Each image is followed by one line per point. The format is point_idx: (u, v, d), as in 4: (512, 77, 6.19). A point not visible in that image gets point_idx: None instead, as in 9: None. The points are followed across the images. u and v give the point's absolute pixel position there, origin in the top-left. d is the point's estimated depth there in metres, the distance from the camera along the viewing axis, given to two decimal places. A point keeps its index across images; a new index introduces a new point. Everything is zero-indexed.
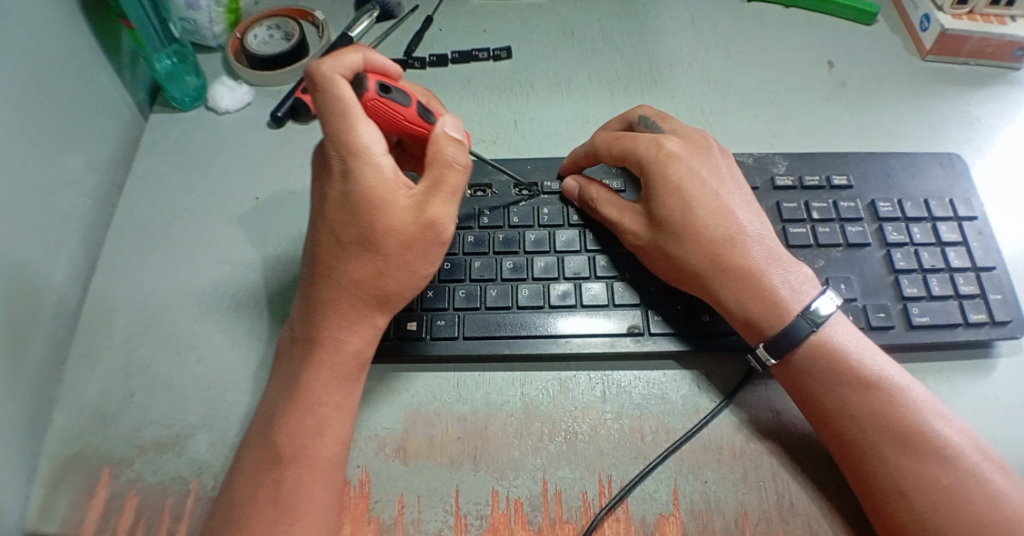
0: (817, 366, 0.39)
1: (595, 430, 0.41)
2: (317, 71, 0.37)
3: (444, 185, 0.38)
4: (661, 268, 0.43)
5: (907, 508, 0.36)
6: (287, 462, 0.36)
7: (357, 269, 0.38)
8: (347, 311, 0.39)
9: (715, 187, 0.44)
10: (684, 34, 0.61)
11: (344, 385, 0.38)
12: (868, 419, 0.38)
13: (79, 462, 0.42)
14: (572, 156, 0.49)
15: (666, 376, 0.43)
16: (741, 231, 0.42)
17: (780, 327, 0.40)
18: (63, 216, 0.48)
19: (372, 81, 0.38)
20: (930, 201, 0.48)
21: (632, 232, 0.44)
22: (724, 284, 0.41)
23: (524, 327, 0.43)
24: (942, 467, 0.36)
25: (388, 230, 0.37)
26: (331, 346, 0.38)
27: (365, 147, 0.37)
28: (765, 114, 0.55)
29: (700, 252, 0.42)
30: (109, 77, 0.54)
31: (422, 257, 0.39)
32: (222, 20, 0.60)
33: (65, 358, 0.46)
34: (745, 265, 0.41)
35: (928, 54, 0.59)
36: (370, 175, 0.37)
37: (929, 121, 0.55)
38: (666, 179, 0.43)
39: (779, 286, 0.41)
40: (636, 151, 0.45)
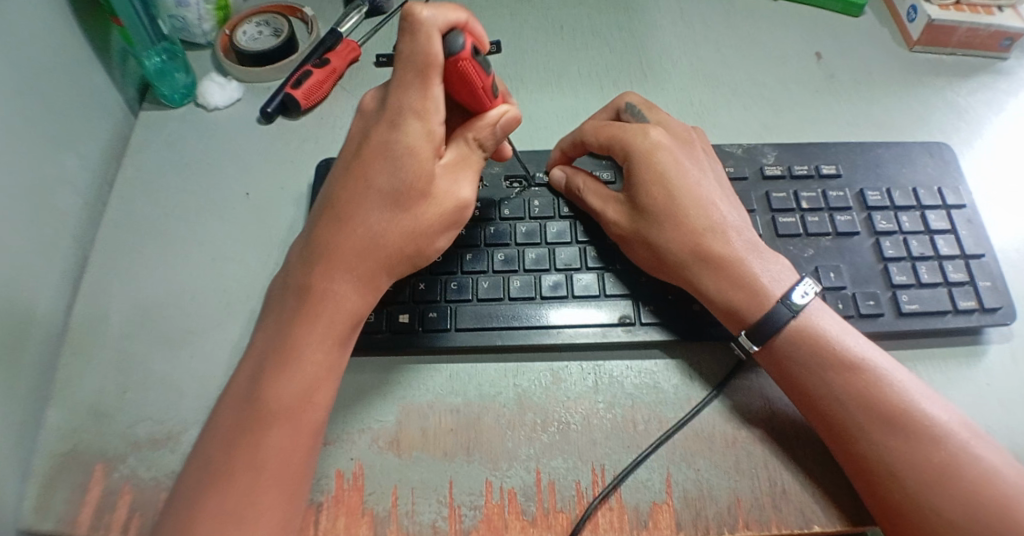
0: (800, 350, 0.40)
1: (587, 420, 0.41)
2: (415, 19, 0.36)
3: (468, 163, 0.42)
4: (641, 256, 0.43)
5: (899, 488, 0.36)
6: (269, 424, 0.36)
7: (371, 220, 0.39)
8: (357, 267, 0.39)
9: (698, 177, 0.44)
10: (675, 27, 0.61)
11: (336, 346, 0.39)
12: (855, 402, 0.38)
13: (73, 459, 0.42)
14: (559, 149, 0.49)
15: (659, 365, 0.43)
16: (722, 221, 0.43)
17: (761, 314, 0.40)
18: (55, 214, 0.47)
19: (468, 42, 0.37)
20: (919, 190, 0.49)
21: (614, 222, 0.44)
22: (704, 274, 0.42)
23: (516, 319, 0.43)
24: (931, 445, 0.37)
25: (414, 192, 0.39)
26: (329, 300, 0.38)
27: (428, 111, 0.38)
28: (755, 106, 0.56)
29: (681, 242, 0.42)
30: (99, 75, 0.53)
31: (438, 228, 0.41)
32: (211, 17, 0.60)
33: (58, 356, 0.46)
34: (727, 254, 0.42)
35: (916, 45, 0.59)
36: (417, 136, 0.38)
37: (917, 112, 0.56)
38: (649, 169, 0.43)
39: (759, 274, 0.41)
40: (621, 140, 0.45)
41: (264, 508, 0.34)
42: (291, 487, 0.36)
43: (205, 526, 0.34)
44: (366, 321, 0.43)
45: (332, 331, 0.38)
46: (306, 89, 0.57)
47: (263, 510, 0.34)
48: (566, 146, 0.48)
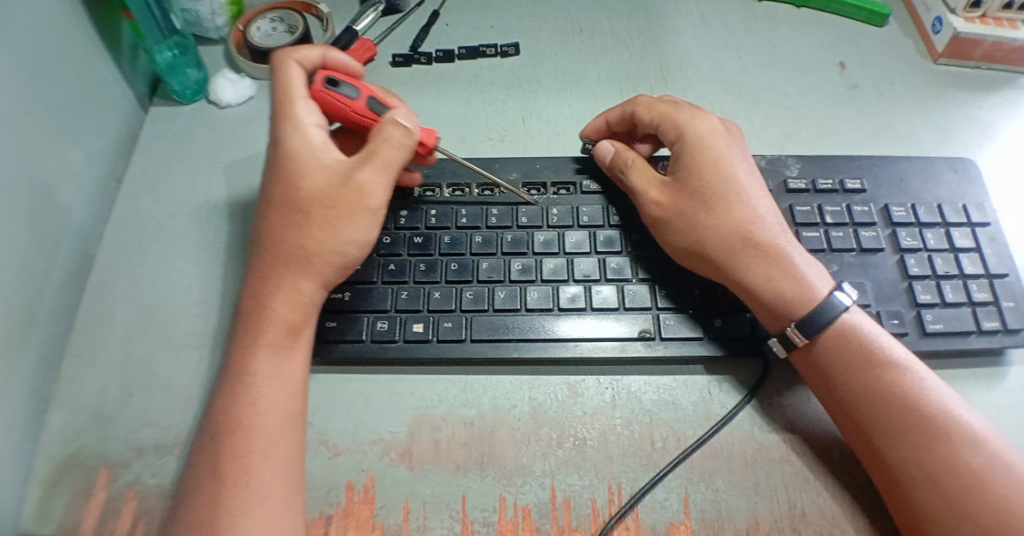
0: (839, 349, 0.39)
1: (604, 436, 0.41)
2: (277, 58, 0.45)
3: (378, 157, 0.42)
4: (680, 237, 0.42)
5: (936, 492, 0.35)
6: (227, 435, 0.36)
7: (280, 233, 0.41)
8: (273, 276, 0.40)
9: (744, 170, 0.43)
10: (696, 32, 0.60)
11: (269, 354, 0.39)
12: (885, 404, 0.37)
13: (76, 464, 0.41)
14: (605, 118, 0.49)
15: (677, 381, 0.42)
16: (767, 212, 0.42)
17: (807, 311, 0.39)
18: (61, 212, 0.46)
19: (320, 75, 0.44)
20: (943, 206, 0.48)
21: (654, 201, 0.43)
22: (747, 262, 0.41)
23: (532, 331, 0.42)
24: (961, 456, 0.36)
25: (308, 199, 0.41)
26: (258, 312, 0.40)
27: (301, 120, 0.43)
28: (778, 115, 0.54)
29: (727, 229, 0.41)
30: (108, 69, 0.52)
31: (351, 221, 0.41)
32: (225, 12, 0.58)
33: (62, 357, 0.45)
34: (773, 244, 0.41)
35: (939, 58, 0.58)
36: (297, 142, 0.42)
37: (941, 125, 0.55)
38: (697, 156, 0.43)
39: (803, 269, 0.40)
40: (674, 118, 0.45)
41: (247, 512, 0.34)
42: (266, 496, 0.35)
43: None
44: (380, 330, 0.42)
45: (270, 340, 0.39)
46: None
47: (243, 516, 0.34)
48: (613, 118, 0.49)
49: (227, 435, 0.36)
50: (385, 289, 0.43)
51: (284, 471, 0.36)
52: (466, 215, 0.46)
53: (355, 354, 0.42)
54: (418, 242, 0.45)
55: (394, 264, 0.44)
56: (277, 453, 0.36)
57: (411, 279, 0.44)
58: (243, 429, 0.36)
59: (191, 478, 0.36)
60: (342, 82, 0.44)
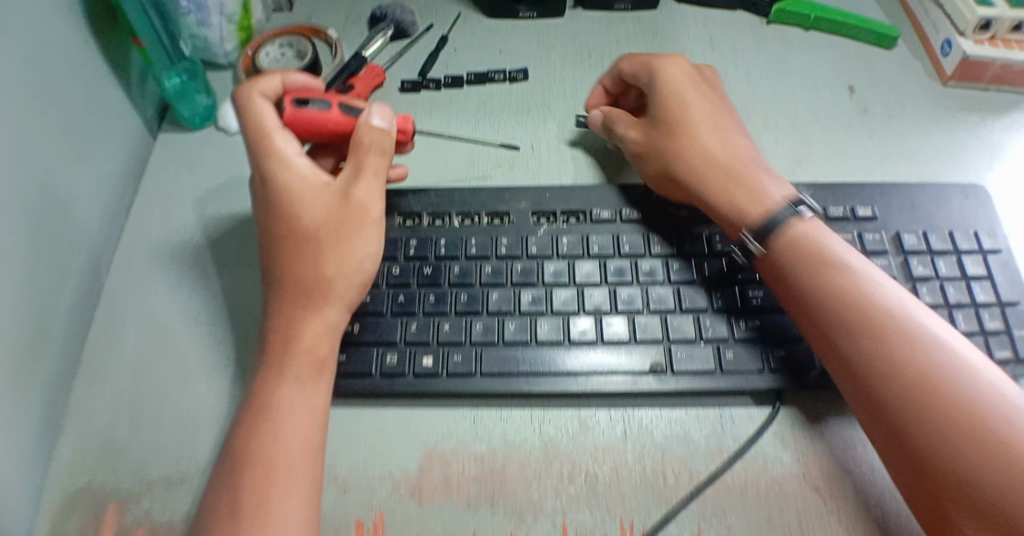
0: (824, 291, 0.40)
1: (616, 471, 0.40)
2: (240, 96, 0.46)
3: (366, 168, 0.44)
4: (649, 171, 0.48)
5: (930, 436, 0.35)
6: (248, 471, 0.36)
7: (297, 264, 0.41)
8: (293, 308, 0.41)
9: (715, 115, 0.49)
10: (705, 55, 0.60)
11: (292, 385, 0.39)
12: (881, 355, 0.37)
13: (85, 498, 0.41)
14: (600, 85, 0.55)
15: (689, 414, 0.42)
16: (733, 152, 0.47)
17: (778, 234, 0.43)
18: (70, 241, 0.47)
19: (287, 101, 0.45)
20: (955, 233, 0.47)
21: (635, 139, 0.50)
22: (704, 168, 0.46)
23: (543, 364, 0.42)
24: (968, 406, 0.35)
25: (315, 226, 0.42)
26: (280, 346, 0.40)
27: (282, 153, 0.44)
28: (788, 139, 0.54)
29: (691, 160, 0.46)
30: (117, 97, 0.53)
31: (359, 235, 0.43)
32: (233, 38, 0.58)
33: (71, 388, 0.45)
34: (737, 177, 0.46)
35: (949, 80, 0.58)
36: (285, 174, 0.43)
37: (951, 149, 0.54)
38: (665, 96, 0.50)
39: (759, 183, 0.45)
40: (648, 68, 0.51)
41: None
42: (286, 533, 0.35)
43: None
44: (390, 363, 0.42)
45: (295, 372, 0.39)
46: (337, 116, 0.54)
47: None
48: (609, 84, 0.54)
49: (244, 472, 0.36)
50: (394, 321, 0.43)
51: (305, 506, 0.36)
52: (475, 245, 0.46)
53: (365, 388, 0.42)
54: (427, 273, 0.45)
55: (403, 295, 0.44)
56: (298, 488, 0.36)
57: (420, 311, 0.43)
58: (264, 464, 0.36)
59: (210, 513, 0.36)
60: (309, 105, 0.45)
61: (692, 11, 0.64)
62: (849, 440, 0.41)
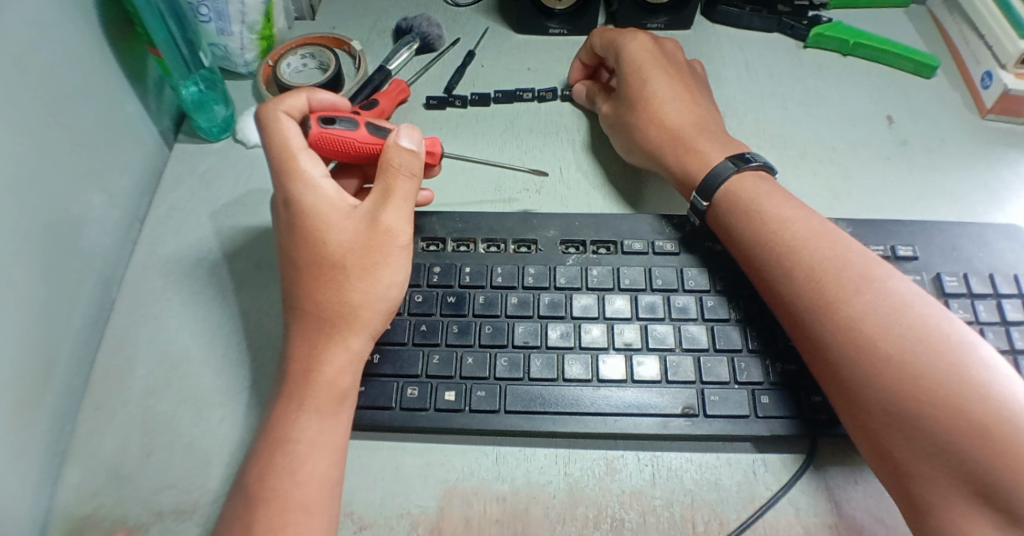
0: (780, 270, 0.41)
1: (644, 517, 0.38)
2: (263, 114, 0.44)
3: (394, 193, 0.41)
4: (618, 138, 0.51)
5: (886, 413, 0.35)
6: (263, 508, 0.35)
7: (321, 291, 0.40)
8: (314, 336, 0.39)
9: (677, 85, 0.51)
10: (740, 80, 0.58)
11: (314, 419, 0.37)
12: (822, 306, 0.38)
13: (90, 527, 0.39)
14: (577, 60, 0.56)
15: (720, 459, 0.41)
16: (687, 119, 0.49)
17: (725, 190, 0.45)
18: (81, 256, 0.45)
19: (313, 120, 0.43)
20: (995, 276, 0.46)
21: (607, 110, 0.52)
22: (661, 134, 0.49)
23: (570, 403, 0.40)
24: (913, 353, 0.35)
25: (339, 251, 0.40)
26: (302, 375, 0.38)
27: (305, 175, 0.42)
28: (824, 171, 0.53)
29: (650, 128, 0.49)
30: (133, 106, 0.51)
31: (385, 262, 0.41)
32: (255, 47, 0.57)
33: (79, 410, 0.43)
34: (689, 142, 0.48)
35: (988, 113, 0.56)
36: (310, 197, 0.41)
37: (990, 186, 0.53)
38: (631, 70, 0.52)
39: (704, 148, 0.47)
40: (615, 42, 0.53)
41: None
42: None
43: None
44: (410, 397, 0.40)
45: (315, 405, 0.38)
46: None
47: None
48: (585, 58, 0.55)
49: (258, 507, 0.35)
50: (416, 352, 0.41)
51: None
52: (501, 274, 0.44)
53: (384, 421, 0.40)
54: (451, 301, 0.43)
55: (426, 324, 0.42)
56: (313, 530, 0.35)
57: (443, 341, 0.42)
58: (280, 502, 0.35)
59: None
60: (336, 124, 0.43)
61: (726, 34, 0.62)
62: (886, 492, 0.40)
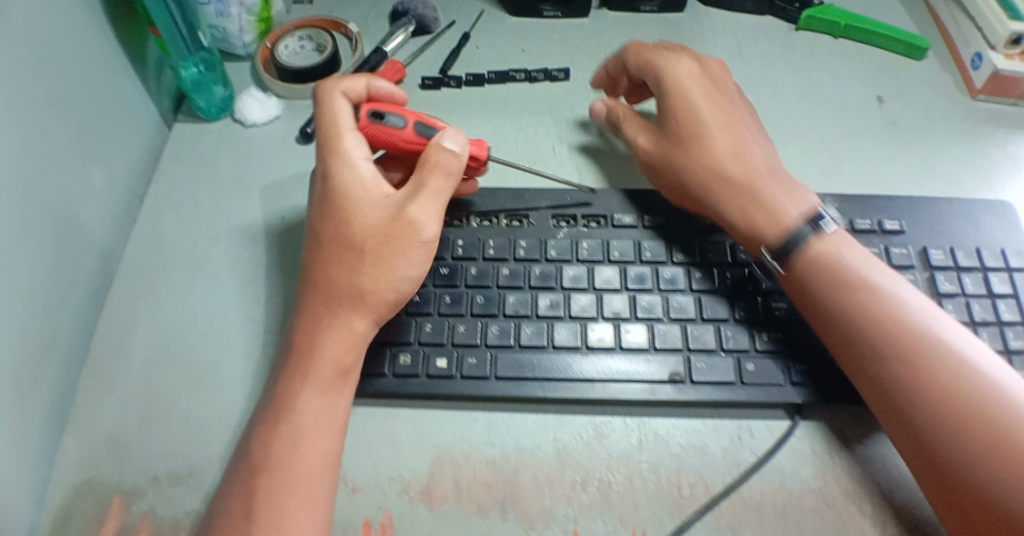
0: (846, 306, 0.40)
1: (630, 480, 0.39)
2: (321, 90, 0.46)
3: (425, 187, 0.41)
4: (665, 180, 0.47)
5: (951, 455, 0.35)
6: (264, 475, 0.36)
7: (338, 271, 0.40)
8: (325, 312, 0.40)
9: (726, 113, 0.47)
10: (731, 62, 0.59)
11: (317, 393, 0.38)
12: (887, 346, 0.38)
13: (90, 492, 0.41)
14: (604, 70, 0.53)
15: (707, 426, 0.41)
16: (751, 157, 0.45)
17: (783, 238, 0.42)
18: (82, 230, 0.46)
19: (366, 108, 0.44)
20: (982, 251, 0.46)
21: (643, 150, 0.48)
22: (721, 188, 0.44)
23: (559, 369, 0.41)
24: (976, 399, 0.35)
25: (361, 233, 0.41)
26: (307, 350, 0.39)
27: (346, 153, 0.43)
28: (814, 150, 0.53)
29: (705, 167, 0.45)
30: (133, 86, 0.52)
31: (404, 255, 0.40)
32: (253, 28, 0.58)
33: (80, 379, 0.45)
34: (750, 183, 0.44)
35: (979, 94, 0.57)
36: (347, 178, 0.42)
37: (978, 164, 0.53)
38: (676, 96, 0.47)
39: (775, 198, 0.44)
40: (656, 62, 0.49)
41: None
42: None
43: None
44: (403, 364, 0.41)
45: (317, 379, 0.38)
46: None
47: None
48: (613, 69, 0.53)
49: (259, 473, 0.36)
50: (409, 321, 0.42)
51: (320, 517, 0.36)
52: (493, 246, 0.45)
53: (377, 388, 0.41)
54: (444, 273, 0.44)
55: (418, 295, 0.43)
56: (312, 501, 0.36)
57: (435, 311, 0.43)
58: (281, 472, 0.36)
59: (221, 518, 0.36)
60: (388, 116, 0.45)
61: (719, 17, 0.63)
62: (873, 459, 0.40)
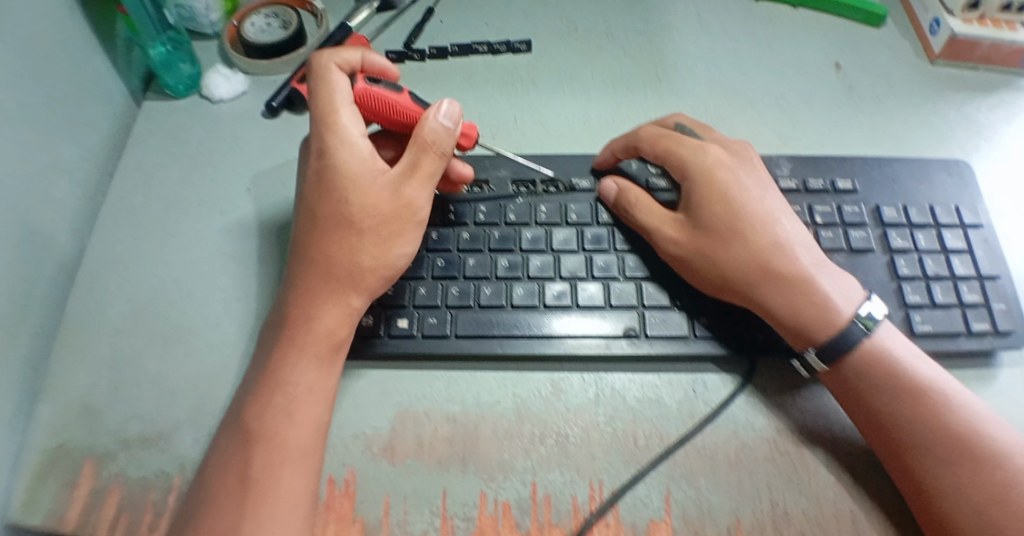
0: (870, 368, 0.39)
1: (587, 433, 0.40)
2: (318, 63, 0.45)
3: (420, 168, 0.41)
4: (701, 275, 0.42)
5: (967, 510, 0.35)
6: (259, 445, 0.36)
7: (335, 248, 0.40)
8: (322, 290, 0.40)
9: (760, 196, 0.43)
10: (692, 32, 0.60)
11: (314, 365, 0.39)
12: (909, 407, 0.38)
13: (62, 456, 0.42)
14: (610, 151, 0.48)
15: (662, 380, 0.42)
16: (792, 237, 0.42)
17: (830, 334, 0.39)
18: (53, 204, 0.47)
19: (361, 78, 0.44)
20: (936, 208, 0.47)
21: (673, 239, 0.42)
22: (769, 291, 0.40)
23: (517, 327, 0.42)
24: (989, 460, 0.36)
25: (359, 213, 0.41)
26: (303, 324, 0.39)
27: (342, 130, 0.42)
28: (771, 115, 0.54)
29: (748, 259, 0.41)
30: (102, 64, 0.53)
31: (402, 236, 0.41)
32: (219, 7, 0.59)
33: (52, 349, 0.45)
34: (795, 273, 0.40)
35: (937, 59, 0.58)
36: (343, 154, 0.42)
37: (936, 126, 0.54)
38: (706, 182, 0.43)
39: (830, 293, 0.40)
40: (679, 156, 0.44)
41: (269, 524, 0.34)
42: (292, 512, 0.35)
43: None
44: (364, 325, 0.42)
45: (313, 351, 0.39)
46: None
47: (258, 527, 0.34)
48: (618, 150, 0.47)
49: (252, 440, 0.36)
50: None
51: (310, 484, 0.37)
52: (453, 211, 0.46)
53: None
54: None
55: None
56: (306, 470, 0.37)
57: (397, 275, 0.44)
58: (276, 441, 0.36)
59: (213, 485, 0.36)
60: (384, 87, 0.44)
61: None
62: (822, 409, 0.41)
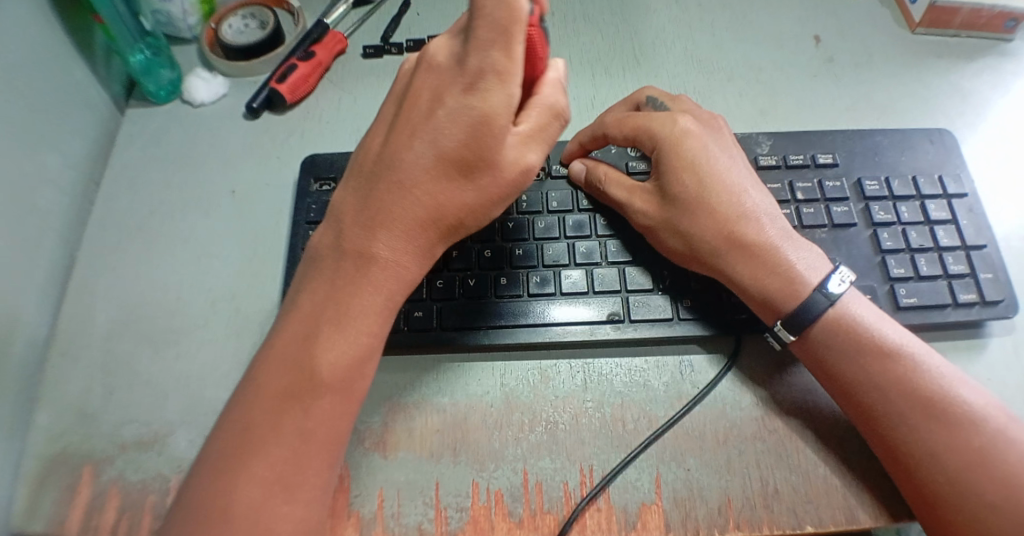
0: (836, 340, 0.39)
1: (576, 419, 0.41)
2: None
3: (546, 135, 0.39)
4: (671, 246, 0.42)
5: (940, 474, 0.35)
6: (319, 392, 0.35)
7: (440, 194, 0.37)
8: (413, 235, 0.37)
9: (727, 165, 0.43)
10: (670, 10, 0.59)
11: (389, 314, 0.37)
12: (881, 376, 0.38)
13: (61, 462, 0.42)
14: (576, 139, 0.47)
15: (648, 363, 0.43)
16: (758, 205, 0.42)
17: (796, 303, 0.39)
18: (42, 214, 0.47)
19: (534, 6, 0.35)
20: (919, 179, 0.47)
21: (642, 211, 0.43)
22: (736, 261, 0.41)
23: (502, 316, 0.42)
24: (961, 424, 0.36)
25: (483, 169, 0.36)
26: (390, 269, 0.37)
27: (512, 74, 0.34)
28: (752, 91, 0.54)
29: (715, 230, 0.41)
30: (82, 72, 0.53)
31: (507, 196, 0.39)
32: (196, 10, 0.58)
33: (46, 359, 0.46)
34: (761, 241, 0.41)
35: (918, 27, 0.57)
36: (499, 102, 0.35)
37: (919, 96, 0.54)
38: (675, 152, 0.42)
39: (795, 261, 0.40)
40: (647, 128, 0.44)
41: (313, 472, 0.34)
42: (328, 461, 0.35)
43: (235, 486, 0.32)
44: None
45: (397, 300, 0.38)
46: (290, 84, 0.56)
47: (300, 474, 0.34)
48: (584, 139, 0.47)
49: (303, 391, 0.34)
50: None
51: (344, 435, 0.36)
52: None
53: None
54: None
55: None
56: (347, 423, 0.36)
57: None
58: (341, 389, 0.35)
59: (253, 425, 0.34)
60: (547, 26, 0.37)
61: None
62: (808, 385, 0.42)
